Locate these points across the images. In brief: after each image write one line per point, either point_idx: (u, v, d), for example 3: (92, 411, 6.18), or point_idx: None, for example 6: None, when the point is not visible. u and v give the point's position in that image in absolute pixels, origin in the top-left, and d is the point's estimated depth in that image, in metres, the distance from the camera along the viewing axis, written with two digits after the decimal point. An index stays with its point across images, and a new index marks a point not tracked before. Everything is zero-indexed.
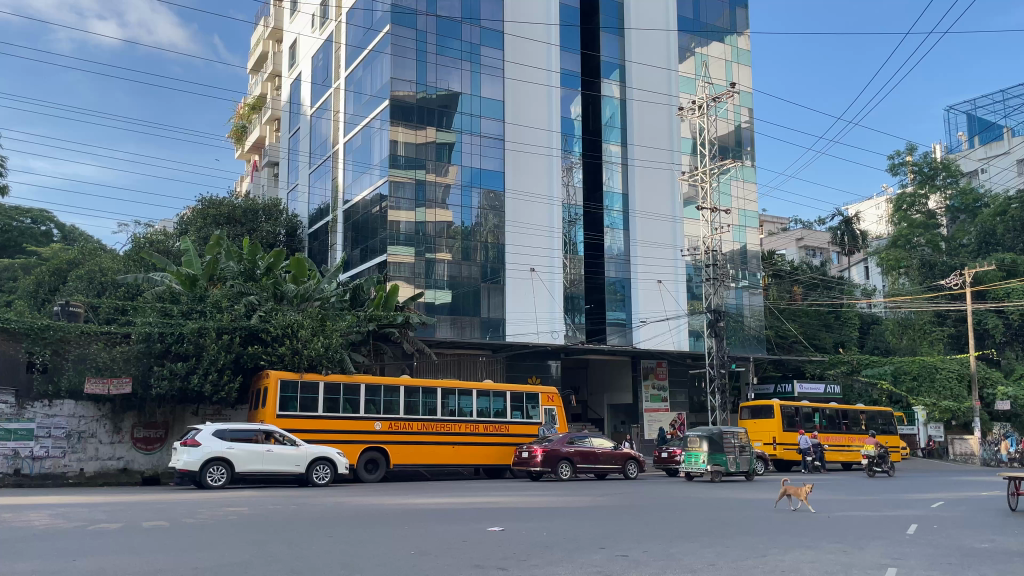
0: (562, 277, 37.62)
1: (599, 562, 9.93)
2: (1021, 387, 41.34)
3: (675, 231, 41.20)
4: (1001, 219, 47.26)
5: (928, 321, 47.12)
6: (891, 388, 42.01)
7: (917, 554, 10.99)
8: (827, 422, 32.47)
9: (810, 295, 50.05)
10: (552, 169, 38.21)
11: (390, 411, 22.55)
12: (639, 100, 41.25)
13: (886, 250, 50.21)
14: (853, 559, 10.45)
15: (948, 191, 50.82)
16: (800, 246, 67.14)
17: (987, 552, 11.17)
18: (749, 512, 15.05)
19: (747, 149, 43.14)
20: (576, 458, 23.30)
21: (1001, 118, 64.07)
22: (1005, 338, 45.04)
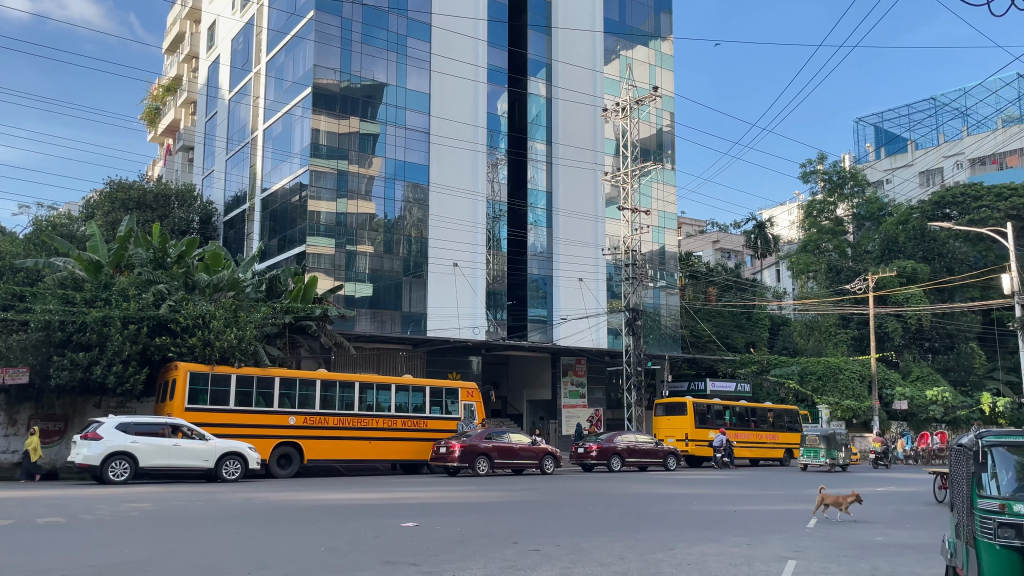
0: (484, 273, 37.63)
1: (511, 557, 9.98)
2: (917, 388, 43.61)
3: (598, 231, 41.69)
4: (903, 228, 49.53)
5: (833, 324, 49.01)
6: (797, 387, 43.67)
7: (816, 547, 11.47)
8: (736, 419, 33.59)
9: (724, 296, 51.45)
10: (477, 164, 38.14)
11: (305, 406, 22.12)
12: (564, 99, 41.61)
13: (796, 255, 52.22)
14: (756, 552, 10.81)
15: (855, 200, 53.31)
16: (715, 248, 69.13)
17: (880, 546, 11.73)
18: (660, 507, 15.38)
19: (668, 152, 44.10)
20: (494, 453, 23.37)
21: (905, 131, 66.51)
22: (904, 341, 47.23)
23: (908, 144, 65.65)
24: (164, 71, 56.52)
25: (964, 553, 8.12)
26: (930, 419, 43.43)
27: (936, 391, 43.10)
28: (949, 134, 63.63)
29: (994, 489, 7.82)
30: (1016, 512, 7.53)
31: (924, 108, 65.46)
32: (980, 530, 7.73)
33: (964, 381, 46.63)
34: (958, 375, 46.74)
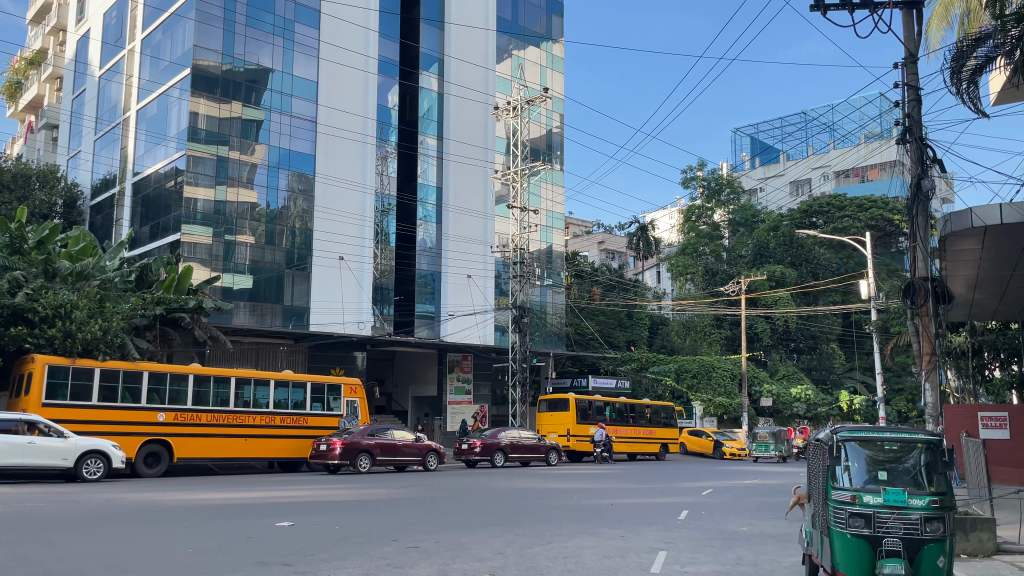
0: (371, 268, 37.03)
1: (389, 554, 9.88)
2: (783, 386, 46.21)
3: (487, 228, 41.82)
4: (774, 234, 52.25)
5: (708, 323, 51.11)
6: (674, 385, 45.38)
7: (686, 538, 11.92)
8: (617, 415, 34.56)
9: (608, 296, 52.62)
10: (366, 157, 37.49)
11: (176, 402, 21.09)
12: (456, 95, 41.47)
13: (676, 257, 54.12)
14: (630, 544, 11.15)
15: (730, 207, 55.94)
16: (601, 249, 70.77)
17: (745, 536, 12.34)
18: (539, 501, 15.62)
19: (557, 153, 44.80)
20: (376, 450, 23.05)
21: (777, 142, 70.01)
22: (772, 341, 49.86)
23: (780, 154, 69.34)
24: (27, 43, 52.73)
25: (819, 542, 8.63)
26: (794, 415, 46.12)
27: (800, 389, 45.79)
28: (818, 148, 67.38)
29: (846, 480, 8.38)
30: (866, 502, 8.09)
31: (796, 121, 68.81)
32: (834, 520, 8.25)
33: (826, 379, 49.72)
34: (819, 373, 49.77)
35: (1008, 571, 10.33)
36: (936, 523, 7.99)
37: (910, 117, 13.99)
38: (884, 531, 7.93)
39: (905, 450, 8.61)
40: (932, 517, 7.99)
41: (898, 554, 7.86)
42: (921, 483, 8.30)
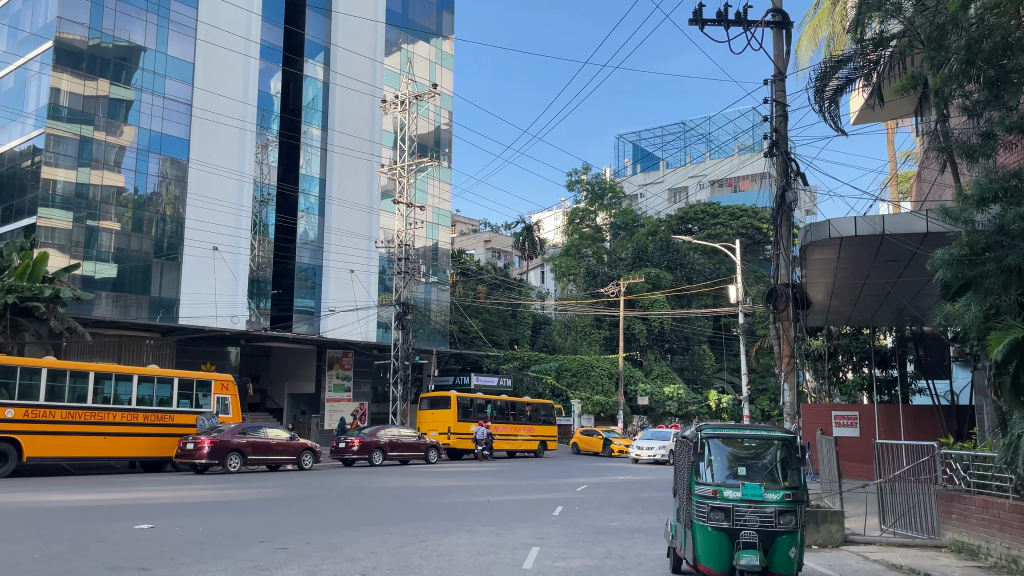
0: (247, 260, 35.71)
1: (256, 557, 9.52)
2: (657, 385, 48.14)
3: (371, 223, 41.14)
4: (652, 238, 53.88)
5: (588, 323, 52.45)
6: (554, 383, 46.28)
7: (559, 534, 12.14)
8: (498, 413, 34.79)
9: (493, 295, 52.61)
10: (245, 144, 36.10)
11: (26, 398, 19.59)
12: (342, 86, 40.55)
13: (560, 258, 55.55)
14: (503, 541, 11.25)
15: (612, 211, 57.48)
16: (486, 247, 71.11)
17: (615, 530, 12.71)
18: (416, 499, 15.51)
19: (445, 150, 44.66)
20: (247, 449, 22.26)
21: (657, 150, 72.58)
22: (648, 342, 51.63)
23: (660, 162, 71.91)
24: None
25: (683, 535, 8.99)
26: (666, 413, 47.95)
27: (672, 388, 47.72)
28: (694, 158, 70.18)
29: (709, 476, 8.77)
30: (726, 497, 8.49)
31: (675, 131, 71.48)
32: (697, 513, 8.62)
33: (696, 379, 51.86)
34: (691, 373, 51.85)
35: (854, 560, 11.05)
36: (789, 516, 8.44)
37: (778, 131, 14.75)
38: (741, 524, 8.34)
39: (763, 446, 9.09)
40: (786, 510, 8.43)
41: (754, 545, 8.27)
42: (777, 477, 8.76)
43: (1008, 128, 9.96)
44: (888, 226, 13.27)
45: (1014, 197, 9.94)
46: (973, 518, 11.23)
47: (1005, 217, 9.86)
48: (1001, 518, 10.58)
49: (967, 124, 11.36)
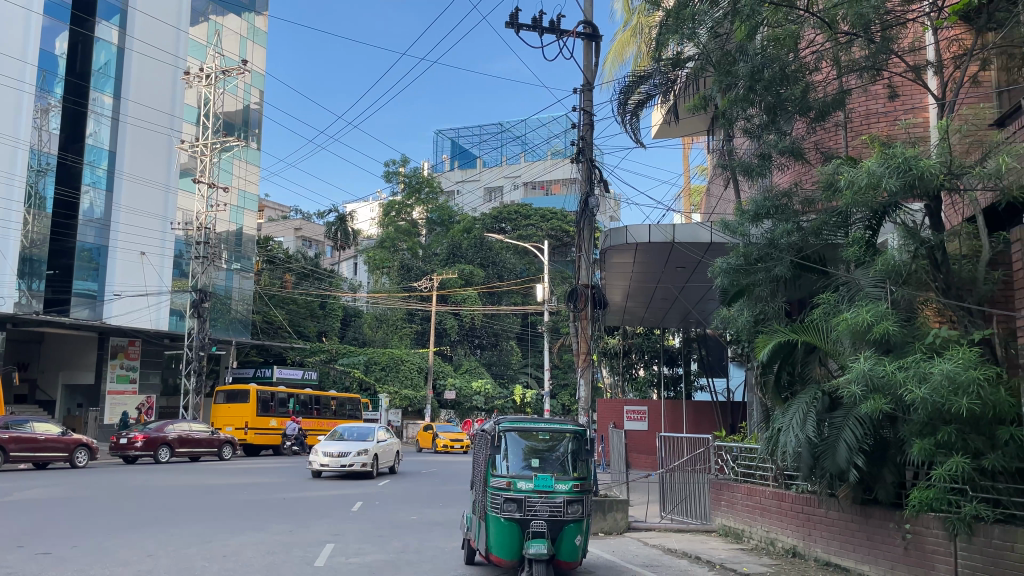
0: (18, 236, 32.17)
1: (9, 563, 8.55)
2: (465, 379, 49.09)
3: (167, 203, 38.38)
4: (466, 236, 54.35)
5: (400, 317, 52.23)
6: (362, 376, 45.72)
7: (354, 529, 11.95)
8: (300, 406, 33.75)
9: (301, 284, 50.60)
10: (22, 106, 32.40)
11: None
12: (139, 53, 37.37)
13: (373, 250, 54.72)
14: (296, 538, 10.92)
15: (429, 205, 57.44)
16: (297, 235, 68.62)
17: (413, 524, 12.73)
18: (206, 498, 14.65)
19: (254, 130, 42.67)
20: (10, 445, 20.03)
21: (475, 148, 73.51)
22: (459, 337, 52.11)
23: (477, 161, 72.92)
24: None
25: (477, 526, 9.18)
26: (473, 407, 48.94)
27: (479, 382, 48.74)
28: (509, 160, 71.84)
29: (504, 467, 8.99)
30: (519, 488, 8.74)
31: (492, 131, 72.76)
32: (490, 504, 8.80)
33: (503, 374, 53.05)
34: (498, 368, 53.01)
35: (634, 546, 11.81)
36: (576, 505, 8.82)
37: (584, 139, 15.39)
38: (531, 514, 8.62)
39: (556, 438, 9.46)
40: (574, 499, 8.81)
41: (542, 534, 8.58)
42: (567, 468, 9.15)
43: (781, 150, 11.24)
44: (678, 234, 14.28)
45: (782, 213, 11.01)
46: (739, 504, 12.35)
47: (775, 231, 10.92)
48: (762, 503, 11.69)
49: (748, 145, 12.44)
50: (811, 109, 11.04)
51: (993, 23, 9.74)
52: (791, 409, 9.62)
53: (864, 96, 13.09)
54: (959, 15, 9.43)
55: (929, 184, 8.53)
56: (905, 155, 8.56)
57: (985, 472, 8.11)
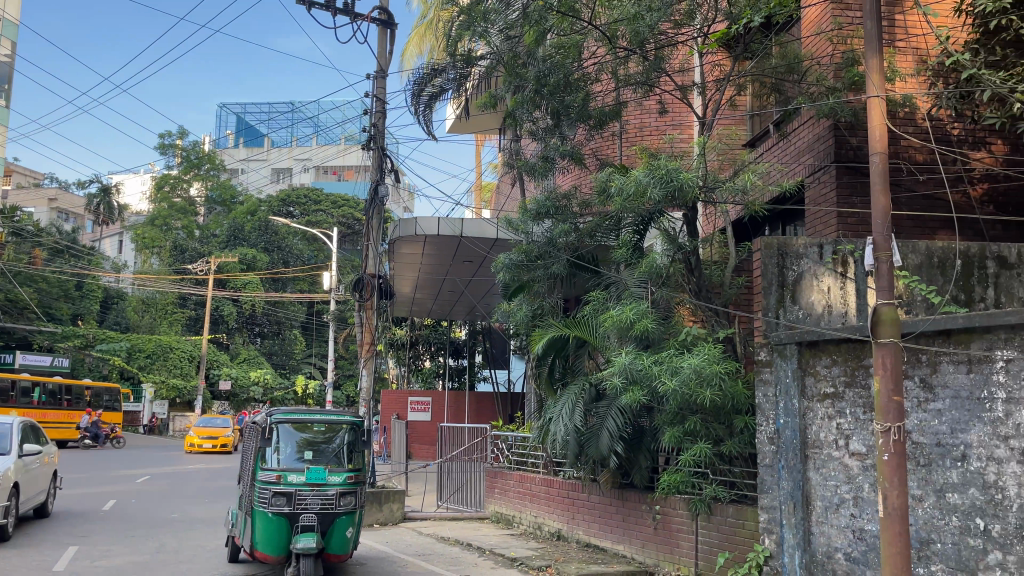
0: None
1: None
2: (242, 369, 46.86)
3: None
4: (250, 218, 51.78)
5: (171, 302, 48.69)
6: (123, 365, 42.19)
7: (104, 531, 10.97)
8: (48, 396, 30.42)
9: (55, 261, 45.59)
10: None
11: None
12: None
13: (142, 228, 50.71)
14: (32, 542, 9.80)
15: (209, 182, 54.12)
16: (52, 207, 61.75)
17: (174, 523, 11.93)
18: None
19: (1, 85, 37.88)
20: None
21: (263, 125, 69.96)
22: (237, 324, 49.45)
23: (265, 139, 69.55)
24: None
25: (242, 523, 8.79)
26: (250, 398, 46.80)
27: (258, 372, 46.73)
28: (300, 142, 69.48)
29: (274, 461, 8.66)
30: (289, 481, 8.45)
31: (283, 109, 69.72)
32: (258, 499, 8.45)
33: (284, 364, 51.15)
34: (279, 358, 51.03)
35: (408, 536, 11.86)
36: (349, 497, 8.68)
37: (376, 127, 15.14)
38: (301, 507, 8.38)
39: (331, 431, 9.22)
40: (347, 492, 8.67)
41: (312, 528, 8.37)
42: (342, 460, 8.98)
43: (562, 154, 11.73)
44: (466, 228, 14.49)
45: (562, 214, 11.47)
46: (511, 491, 12.82)
47: (554, 231, 11.42)
48: (532, 490, 12.22)
49: (534, 146, 12.87)
50: (591, 118, 11.63)
51: (747, 53, 10.96)
52: (562, 399, 10.17)
53: (639, 109, 14.02)
54: (722, 41, 10.47)
55: (687, 195, 9.34)
56: (667, 167, 9.31)
57: (724, 457, 9.04)
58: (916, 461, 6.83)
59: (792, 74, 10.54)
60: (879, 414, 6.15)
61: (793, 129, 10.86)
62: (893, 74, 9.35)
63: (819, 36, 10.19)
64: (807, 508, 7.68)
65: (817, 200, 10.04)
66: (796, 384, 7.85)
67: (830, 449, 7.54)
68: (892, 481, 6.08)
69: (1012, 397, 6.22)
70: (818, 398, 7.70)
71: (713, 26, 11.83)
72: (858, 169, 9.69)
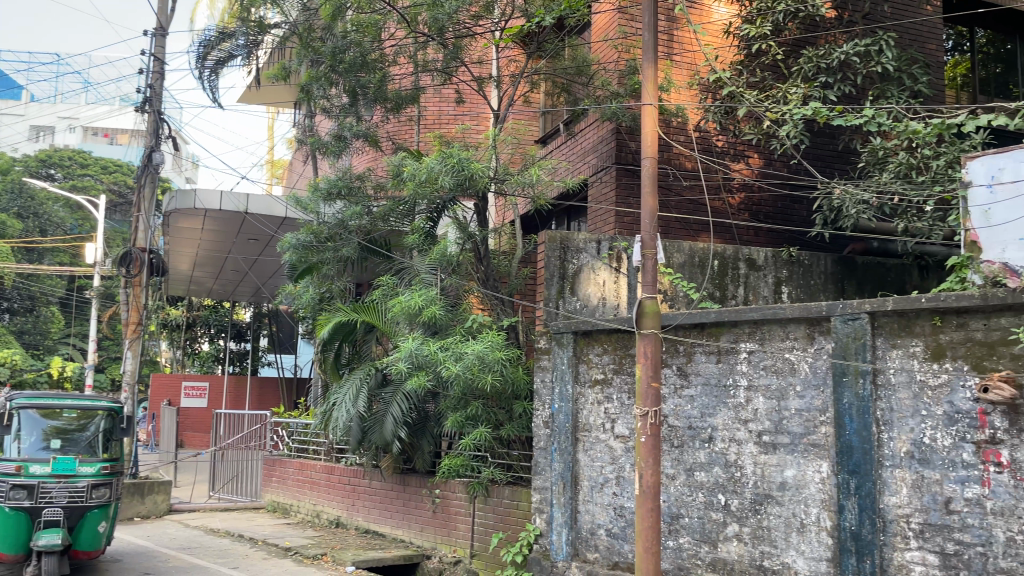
0: None
1: None
2: None
3: None
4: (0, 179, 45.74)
5: None
6: None
7: None
8: None
9: None
10: None
11: None
12: None
13: None
14: None
15: None
16: None
17: None
18: None
19: None
20: None
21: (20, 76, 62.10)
22: None
23: (22, 93, 61.85)
24: None
25: None
26: None
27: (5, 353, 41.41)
28: (65, 97, 62.38)
29: (13, 450, 7.73)
30: (31, 473, 7.59)
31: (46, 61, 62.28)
32: None
33: (38, 345, 45.08)
34: (31, 338, 44.88)
35: (174, 529, 11.12)
36: (102, 489, 7.99)
37: (153, 88, 13.98)
38: (45, 501, 7.55)
39: (85, 417, 8.41)
40: (100, 483, 7.97)
41: (57, 523, 7.57)
42: (95, 449, 8.24)
43: (356, 134, 11.51)
44: (251, 205, 13.77)
45: (354, 195, 11.27)
46: (289, 479, 12.42)
47: (345, 213, 11.19)
48: (312, 477, 11.90)
49: (328, 124, 12.48)
50: (387, 100, 11.49)
51: (541, 51, 11.28)
52: (346, 384, 9.98)
53: (438, 97, 14.05)
54: (516, 37, 10.79)
55: (478, 184, 9.52)
56: (459, 155, 9.41)
57: (503, 441, 9.31)
58: (671, 442, 7.45)
59: (580, 76, 11.05)
60: (639, 399, 6.62)
61: (579, 129, 11.39)
62: (669, 85, 10.09)
63: (606, 43, 10.86)
64: (575, 487, 8.13)
65: (599, 198, 10.61)
66: (571, 370, 8.29)
67: (598, 432, 8.01)
68: (647, 462, 6.57)
69: (752, 383, 6.94)
70: (590, 383, 8.16)
71: (511, 22, 12.02)
72: (634, 172, 10.39)
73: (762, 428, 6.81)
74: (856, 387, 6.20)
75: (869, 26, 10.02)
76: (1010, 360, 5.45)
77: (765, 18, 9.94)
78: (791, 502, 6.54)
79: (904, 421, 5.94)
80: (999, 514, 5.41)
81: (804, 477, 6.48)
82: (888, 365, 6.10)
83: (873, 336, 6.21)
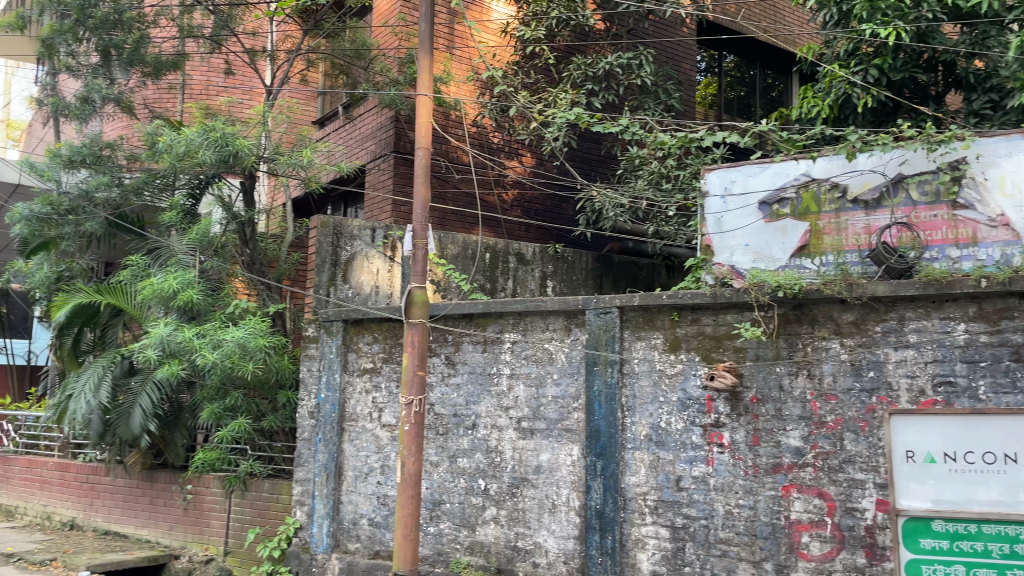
0: None
1: None
2: None
3: None
4: None
5: None
6: None
7: None
8: None
9: None
10: None
11: None
12: None
13: None
14: None
15: None
16: None
17: None
18: None
19: None
20: None
21: None
22: None
23: None
24: None
25: None
26: None
27: None
28: None
29: None
30: None
31: None
32: None
33: None
34: None
35: None
36: None
37: None
38: None
39: None
40: None
41: None
42: None
43: (105, 98, 10.44)
44: None
45: (102, 164, 10.26)
46: (16, 479, 11.09)
47: (90, 184, 10.14)
48: (42, 476, 10.72)
49: None
50: (145, 64, 10.60)
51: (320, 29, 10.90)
52: (87, 372, 9.08)
53: (205, 67, 13.16)
54: (289, 12, 10.35)
55: (244, 162, 9.05)
56: (223, 130, 8.91)
57: (264, 432, 8.95)
58: (436, 430, 7.55)
59: (360, 59, 10.87)
60: (404, 388, 6.63)
61: (358, 114, 11.20)
62: (446, 78, 10.20)
63: (387, 29, 10.81)
64: (339, 478, 8.01)
65: (376, 185, 10.50)
66: (339, 358, 8.15)
67: (364, 421, 7.94)
68: (410, 449, 6.60)
69: (513, 372, 7.20)
70: (358, 372, 8.07)
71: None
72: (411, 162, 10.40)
73: (522, 414, 7.10)
74: (605, 375, 6.65)
75: (632, 40, 10.78)
76: (732, 352, 6.16)
77: (540, 22, 10.39)
78: (544, 485, 6.88)
79: (645, 407, 6.48)
80: (720, 490, 6.07)
81: (557, 461, 6.84)
82: (633, 355, 6.60)
83: (621, 329, 6.69)
